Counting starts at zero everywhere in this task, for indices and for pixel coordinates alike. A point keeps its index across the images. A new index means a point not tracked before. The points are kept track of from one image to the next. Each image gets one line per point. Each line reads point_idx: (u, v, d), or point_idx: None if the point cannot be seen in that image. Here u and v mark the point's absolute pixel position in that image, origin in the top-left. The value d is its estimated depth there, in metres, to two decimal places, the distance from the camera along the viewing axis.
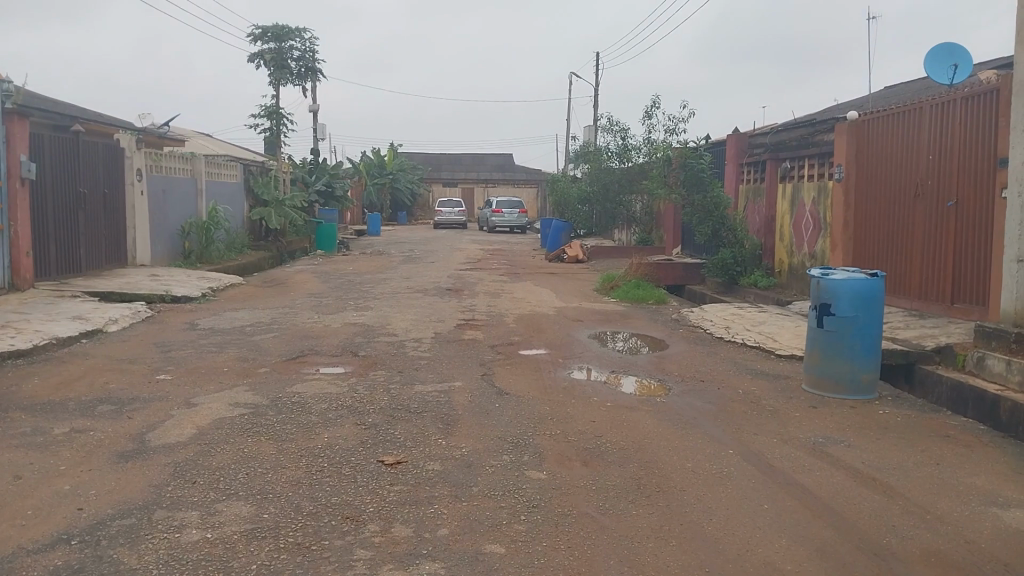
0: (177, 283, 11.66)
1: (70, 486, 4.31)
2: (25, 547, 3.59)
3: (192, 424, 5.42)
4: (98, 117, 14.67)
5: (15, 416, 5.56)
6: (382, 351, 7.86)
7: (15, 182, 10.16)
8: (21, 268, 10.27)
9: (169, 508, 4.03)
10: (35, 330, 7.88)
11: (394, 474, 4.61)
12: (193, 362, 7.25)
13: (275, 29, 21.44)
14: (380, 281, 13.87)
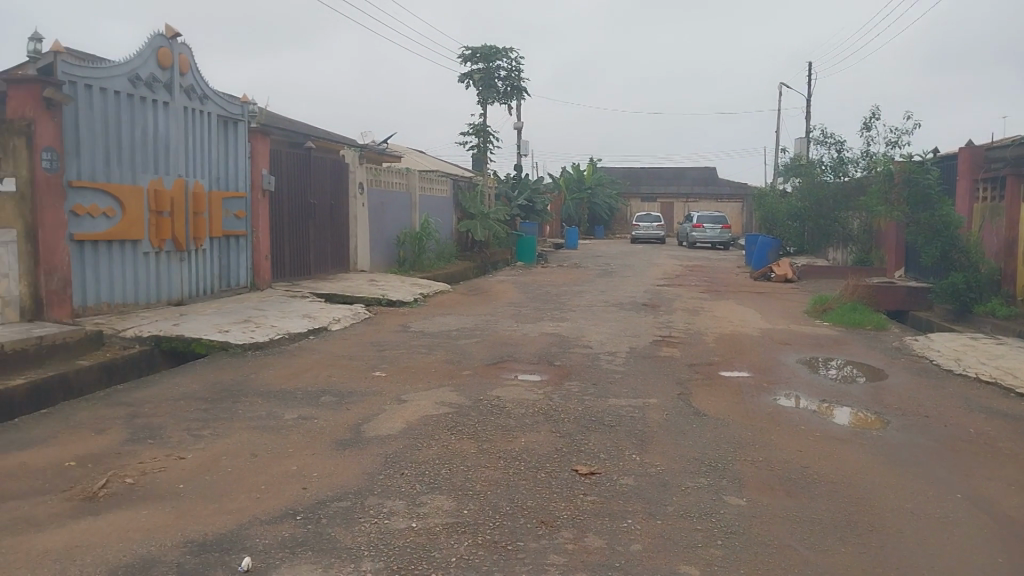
0: (391, 288, 12.50)
1: (296, 467, 4.75)
2: (259, 518, 4.00)
3: (402, 419, 5.78)
4: (328, 135, 16.10)
5: (254, 400, 6.22)
6: (577, 362, 7.95)
7: (258, 193, 11.34)
8: (260, 270, 11.47)
9: (380, 496, 4.32)
10: (271, 325, 8.78)
11: (588, 484, 4.63)
12: (404, 362, 7.74)
13: (484, 50, 22.45)
14: (578, 294, 14.03)
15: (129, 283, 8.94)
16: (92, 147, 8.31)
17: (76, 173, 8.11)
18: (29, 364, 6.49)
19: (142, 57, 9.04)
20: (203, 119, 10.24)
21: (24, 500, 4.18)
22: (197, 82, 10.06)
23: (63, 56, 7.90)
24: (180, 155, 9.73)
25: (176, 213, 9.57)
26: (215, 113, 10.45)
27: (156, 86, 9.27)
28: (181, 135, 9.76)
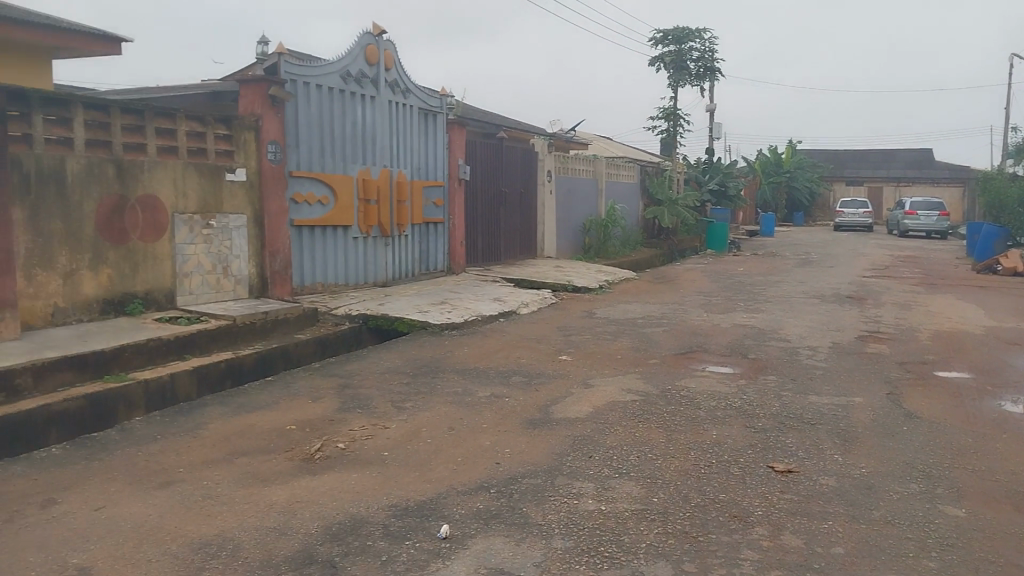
0: (578, 275, 12.61)
1: (490, 443, 4.93)
2: (456, 488, 4.19)
3: (590, 403, 5.82)
4: (519, 124, 16.46)
5: (450, 377, 6.52)
6: (773, 355, 7.60)
7: (454, 181, 11.81)
8: (455, 255, 11.97)
9: (569, 477, 4.38)
10: (465, 307, 9.15)
11: (783, 482, 4.43)
12: (591, 347, 7.78)
13: (676, 32, 21.93)
14: (773, 284, 13.40)
15: (339, 265, 9.67)
16: (309, 140, 9.04)
17: (295, 164, 8.87)
18: (256, 336, 7.22)
19: (352, 55, 9.70)
20: (406, 111, 10.81)
21: (254, 457, 4.66)
22: (401, 77, 10.64)
23: (285, 57, 8.65)
24: (385, 146, 10.35)
25: (380, 200, 10.21)
26: (416, 105, 11.01)
27: (364, 82, 9.92)
28: (386, 127, 10.37)
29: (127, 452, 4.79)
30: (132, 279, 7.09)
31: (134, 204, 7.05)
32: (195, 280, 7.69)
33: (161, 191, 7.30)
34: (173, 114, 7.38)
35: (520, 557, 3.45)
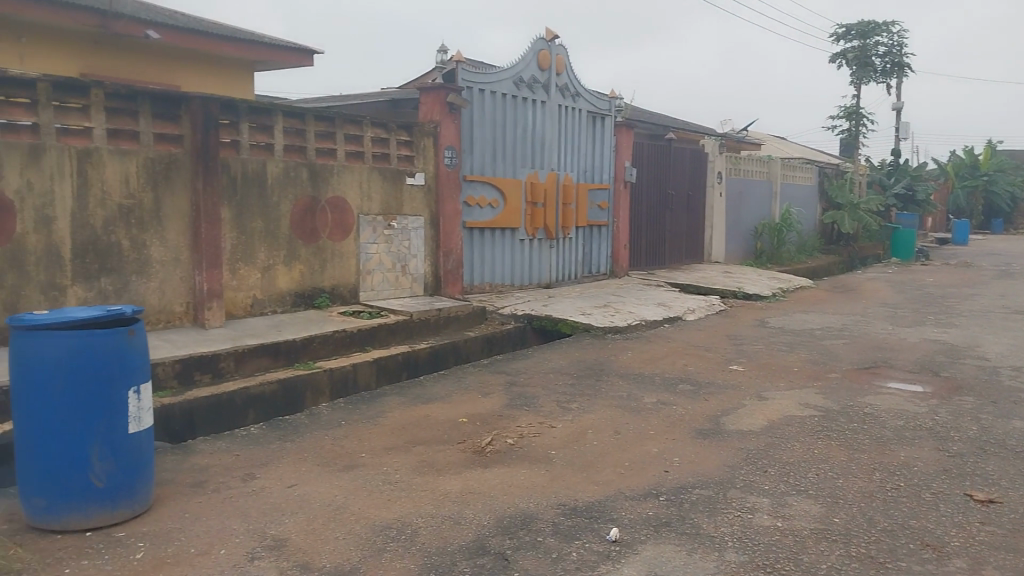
0: (747, 281, 12.17)
1: (658, 449, 4.87)
2: (624, 493, 4.17)
3: (763, 415, 5.60)
4: (688, 126, 16.12)
5: (616, 381, 6.49)
6: (969, 375, 6.97)
7: (620, 184, 11.74)
8: (620, 258, 11.91)
9: (742, 490, 4.24)
10: (630, 311, 9.08)
11: (984, 512, 4.05)
12: (763, 357, 7.48)
13: (861, 26, 20.62)
14: (970, 297, 12.28)
15: (507, 266, 9.89)
16: (482, 144, 9.31)
17: (469, 167, 9.16)
18: (429, 332, 7.53)
19: (525, 61, 9.89)
20: (575, 115, 10.88)
21: (428, 446, 4.86)
22: (571, 81, 10.72)
23: (462, 64, 8.96)
24: (555, 149, 10.47)
25: (548, 203, 10.34)
26: (586, 108, 11.05)
27: (536, 86, 10.08)
28: (556, 130, 10.49)
29: (315, 435, 5.15)
30: (320, 275, 7.61)
31: (324, 205, 7.56)
32: (375, 277, 8.14)
33: (348, 193, 7.78)
34: (360, 121, 7.85)
35: (692, 567, 3.37)
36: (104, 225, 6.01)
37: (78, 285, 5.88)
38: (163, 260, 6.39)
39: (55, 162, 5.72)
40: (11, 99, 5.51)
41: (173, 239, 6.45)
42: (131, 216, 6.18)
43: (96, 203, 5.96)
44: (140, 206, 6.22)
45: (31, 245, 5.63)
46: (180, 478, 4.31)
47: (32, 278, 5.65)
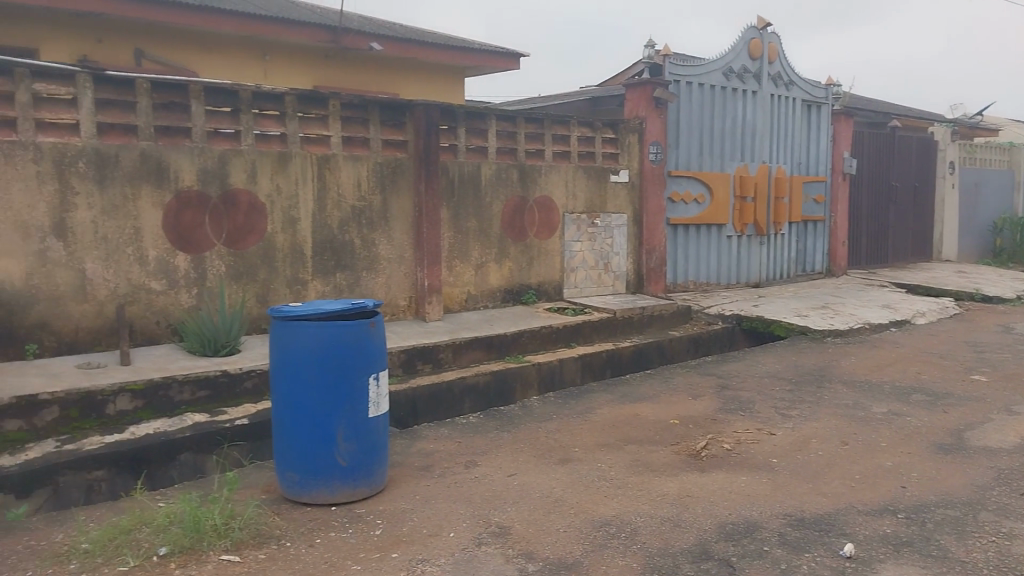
0: (986, 282, 10.96)
1: (892, 463, 4.50)
2: (857, 507, 3.90)
3: (1016, 432, 5.02)
4: (914, 112, 14.83)
5: (838, 388, 6.09)
6: None
7: (837, 176, 11.00)
8: (837, 256, 11.17)
9: (997, 513, 3.81)
10: (850, 313, 8.48)
11: None
12: (1012, 367, 6.70)
13: None
14: None
15: (714, 264, 9.59)
16: (689, 139, 9.10)
17: (675, 163, 8.99)
18: (635, 330, 7.47)
19: (735, 51, 9.54)
20: (788, 105, 10.34)
21: (641, 446, 4.82)
22: (785, 69, 10.20)
23: (669, 58, 8.82)
24: (765, 142, 10.01)
25: (758, 198, 9.90)
26: (800, 97, 10.47)
27: (746, 77, 9.70)
28: (767, 122, 10.03)
29: (529, 427, 5.28)
30: (528, 272, 7.79)
31: (532, 204, 7.74)
32: (580, 275, 8.21)
33: (555, 192, 7.91)
34: (567, 121, 7.97)
35: None
36: (338, 225, 6.53)
37: (316, 279, 6.44)
38: (388, 258, 6.84)
39: (299, 168, 6.29)
40: (264, 112, 6.13)
41: (397, 238, 6.88)
42: (362, 217, 6.66)
43: (333, 205, 6.49)
44: (369, 208, 6.69)
45: (279, 244, 6.23)
46: (409, 461, 4.60)
47: (279, 273, 6.26)
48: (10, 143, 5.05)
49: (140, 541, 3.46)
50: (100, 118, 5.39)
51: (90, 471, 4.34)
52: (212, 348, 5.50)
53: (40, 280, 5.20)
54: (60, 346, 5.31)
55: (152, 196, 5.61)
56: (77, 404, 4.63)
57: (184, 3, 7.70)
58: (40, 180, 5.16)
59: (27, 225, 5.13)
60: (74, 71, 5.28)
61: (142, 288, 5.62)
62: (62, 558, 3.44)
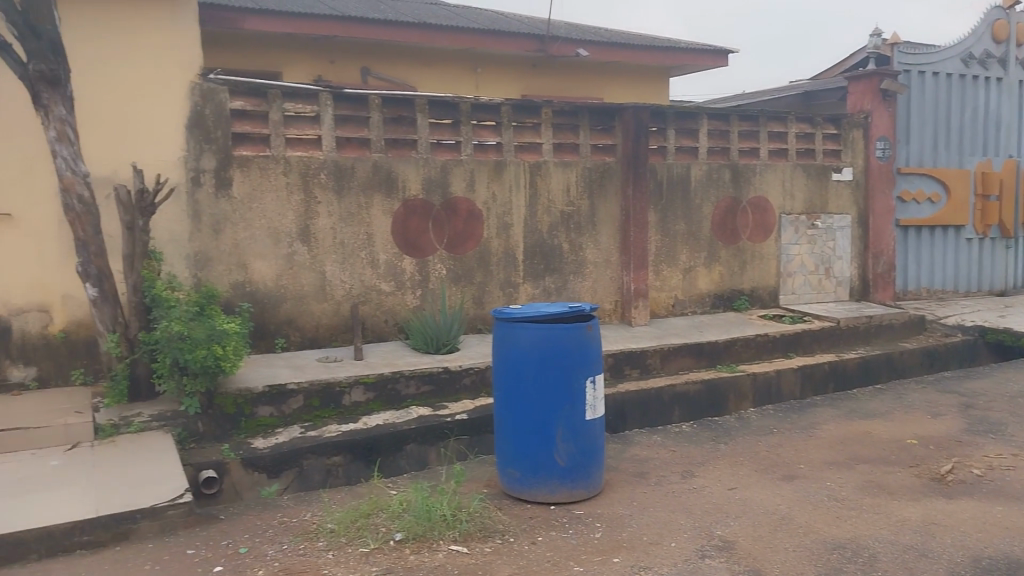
0: None
1: None
2: None
3: None
4: None
5: None
6: None
7: None
8: None
9: None
10: None
11: None
12: None
13: None
14: None
15: (950, 269, 8.72)
16: (921, 134, 8.35)
17: (904, 160, 8.29)
18: (860, 340, 6.96)
19: (977, 34, 8.63)
20: None
21: (875, 466, 4.48)
22: None
23: (899, 47, 8.16)
24: (1013, 134, 8.96)
25: (1004, 196, 8.88)
26: None
27: (990, 62, 8.74)
28: (1015, 111, 8.98)
29: (746, 440, 5.08)
30: (740, 277, 7.51)
31: (746, 206, 7.45)
32: (797, 280, 7.79)
33: (770, 193, 7.56)
34: (784, 118, 7.61)
35: None
36: (550, 229, 6.66)
37: (528, 283, 6.61)
38: (597, 261, 6.87)
39: (513, 175, 6.49)
40: (482, 122, 6.39)
41: (606, 242, 6.89)
42: (573, 221, 6.75)
43: (544, 210, 6.63)
44: (579, 213, 6.76)
45: (494, 248, 6.46)
46: (623, 467, 4.59)
47: (494, 276, 6.49)
48: (265, 157, 5.61)
49: (377, 526, 3.70)
50: (338, 133, 5.87)
51: (330, 457, 4.72)
52: (434, 346, 5.80)
53: (287, 281, 5.74)
54: (303, 341, 5.83)
55: (381, 204, 6.02)
56: (318, 394, 5.04)
57: (407, 21, 7.94)
58: (289, 191, 5.70)
59: (278, 231, 5.68)
60: (317, 91, 5.78)
61: (371, 289, 6.04)
62: (312, 536, 3.76)
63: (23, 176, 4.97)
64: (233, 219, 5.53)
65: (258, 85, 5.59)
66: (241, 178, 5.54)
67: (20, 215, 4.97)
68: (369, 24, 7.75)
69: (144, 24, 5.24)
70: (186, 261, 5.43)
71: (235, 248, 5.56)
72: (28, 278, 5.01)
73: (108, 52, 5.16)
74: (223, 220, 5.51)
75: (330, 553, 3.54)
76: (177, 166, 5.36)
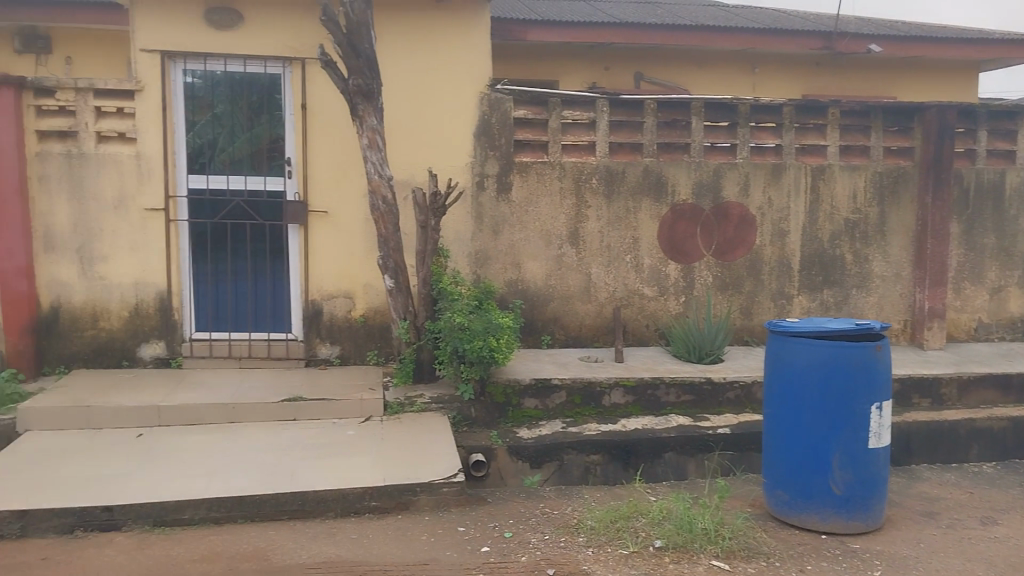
0: None
1: None
2: None
3: None
4: None
5: None
6: None
7: None
8: None
9: None
10: None
11: None
12: None
13: None
14: None
15: None
16: None
17: None
18: None
19: None
20: None
21: None
22: None
23: None
24: None
25: None
26: None
27: None
28: None
29: None
30: None
31: None
32: None
33: None
34: None
35: None
36: (830, 239, 6.23)
37: (803, 295, 6.25)
38: (884, 275, 6.30)
39: (792, 181, 6.15)
40: (761, 125, 6.15)
41: (896, 254, 6.29)
42: (857, 230, 6.25)
43: (825, 217, 6.21)
44: (865, 221, 6.25)
45: (766, 257, 6.18)
46: (908, 504, 4.17)
47: (765, 286, 6.21)
48: (543, 163, 5.86)
49: (636, 529, 3.71)
50: (612, 138, 5.96)
51: (588, 454, 4.80)
52: (696, 355, 5.68)
53: (556, 280, 5.94)
54: (568, 339, 6.01)
55: (651, 209, 6.02)
56: (580, 392, 5.16)
57: (684, 24, 7.82)
58: (563, 194, 5.89)
59: (550, 233, 5.90)
60: (595, 97, 5.91)
61: (636, 293, 6.06)
62: (573, 530, 3.86)
63: (338, 178, 5.64)
64: (511, 221, 5.84)
65: (540, 94, 5.85)
66: (520, 182, 5.83)
67: (334, 212, 5.65)
68: (646, 29, 7.75)
69: (442, 39, 5.69)
70: (467, 259, 5.83)
71: (511, 248, 5.86)
72: (337, 268, 5.68)
73: (411, 66, 5.68)
74: (502, 221, 5.84)
75: (589, 549, 3.61)
76: (464, 171, 5.78)
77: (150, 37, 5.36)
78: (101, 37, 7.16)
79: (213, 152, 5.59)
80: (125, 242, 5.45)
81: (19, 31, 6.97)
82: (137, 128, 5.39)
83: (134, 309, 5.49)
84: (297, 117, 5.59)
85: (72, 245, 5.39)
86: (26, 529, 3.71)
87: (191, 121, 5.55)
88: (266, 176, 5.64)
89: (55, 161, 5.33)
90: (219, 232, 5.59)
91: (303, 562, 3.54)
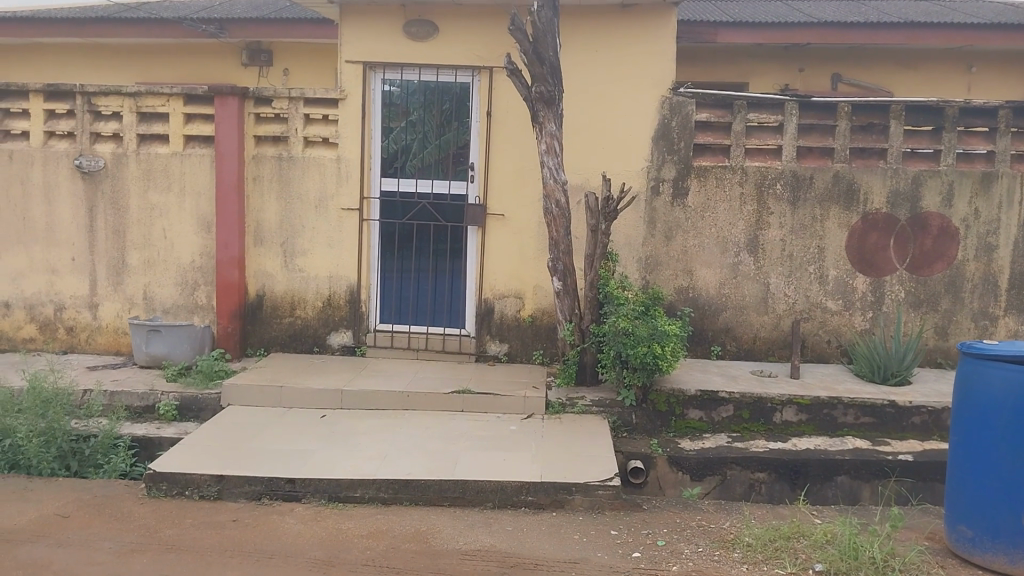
0: None
1: None
2: None
3: None
4: None
5: None
6: None
7: None
8: None
9: None
10: None
11: None
12: None
13: None
14: None
15: None
16: None
17: None
18: None
19: None
20: None
21: None
22: None
23: None
24: None
25: None
26: None
27: None
28: None
29: None
30: None
31: None
32: None
33: None
34: None
35: None
36: None
37: (1011, 316, 5.65)
38: None
39: (1006, 190, 5.57)
40: (971, 129, 5.62)
41: None
42: None
43: None
44: None
45: (970, 273, 5.64)
46: None
47: (965, 306, 5.67)
48: (723, 168, 5.70)
49: (796, 551, 3.55)
50: (801, 143, 5.69)
51: (754, 472, 4.63)
52: (881, 375, 5.29)
53: (730, 290, 5.77)
54: (739, 352, 5.82)
55: (839, 217, 5.68)
56: (749, 406, 4.98)
57: (891, 22, 7.28)
58: (743, 201, 5.71)
59: (726, 241, 5.74)
60: (784, 100, 5.66)
61: (818, 306, 5.75)
62: (729, 544, 3.74)
63: (517, 183, 5.82)
64: (685, 227, 5.75)
65: (725, 97, 5.70)
66: (697, 188, 5.72)
67: (511, 216, 5.84)
68: (847, 28, 7.31)
69: (627, 44, 5.70)
70: (638, 264, 5.81)
71: (684, 254, 5.77)
72: (511, 268, 5.86)
73: (593, 71, 5.74)
74: (675, 227, 5.76)
75: (743, 566, 3.50)
76: (640, 176, 5.75)
77: (356, 49, 5.81)
78: (313, 50, 7.84)
79: (406, 157, 5.95)
80: (322, 238, 5.93)
81: (247, 46, 7.81)
82: (339, 134, 5.86)
83: (327, 300, 5.97)
84: (482, 124, 5.84)
85: (277, 240, 5.95)
86: (222, 492, 4.16)
87: (387, 128, 5.95)
88: (451, 181, 5.95)
89: (268, 163, 5.90)
90: (405, 231, 5.96)
91: (458, 548, 3.69)
